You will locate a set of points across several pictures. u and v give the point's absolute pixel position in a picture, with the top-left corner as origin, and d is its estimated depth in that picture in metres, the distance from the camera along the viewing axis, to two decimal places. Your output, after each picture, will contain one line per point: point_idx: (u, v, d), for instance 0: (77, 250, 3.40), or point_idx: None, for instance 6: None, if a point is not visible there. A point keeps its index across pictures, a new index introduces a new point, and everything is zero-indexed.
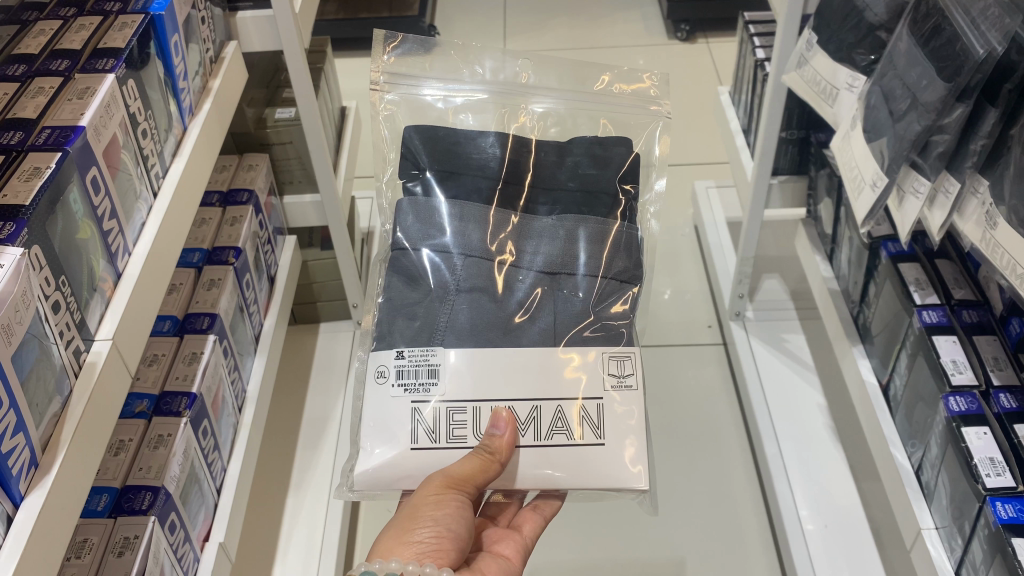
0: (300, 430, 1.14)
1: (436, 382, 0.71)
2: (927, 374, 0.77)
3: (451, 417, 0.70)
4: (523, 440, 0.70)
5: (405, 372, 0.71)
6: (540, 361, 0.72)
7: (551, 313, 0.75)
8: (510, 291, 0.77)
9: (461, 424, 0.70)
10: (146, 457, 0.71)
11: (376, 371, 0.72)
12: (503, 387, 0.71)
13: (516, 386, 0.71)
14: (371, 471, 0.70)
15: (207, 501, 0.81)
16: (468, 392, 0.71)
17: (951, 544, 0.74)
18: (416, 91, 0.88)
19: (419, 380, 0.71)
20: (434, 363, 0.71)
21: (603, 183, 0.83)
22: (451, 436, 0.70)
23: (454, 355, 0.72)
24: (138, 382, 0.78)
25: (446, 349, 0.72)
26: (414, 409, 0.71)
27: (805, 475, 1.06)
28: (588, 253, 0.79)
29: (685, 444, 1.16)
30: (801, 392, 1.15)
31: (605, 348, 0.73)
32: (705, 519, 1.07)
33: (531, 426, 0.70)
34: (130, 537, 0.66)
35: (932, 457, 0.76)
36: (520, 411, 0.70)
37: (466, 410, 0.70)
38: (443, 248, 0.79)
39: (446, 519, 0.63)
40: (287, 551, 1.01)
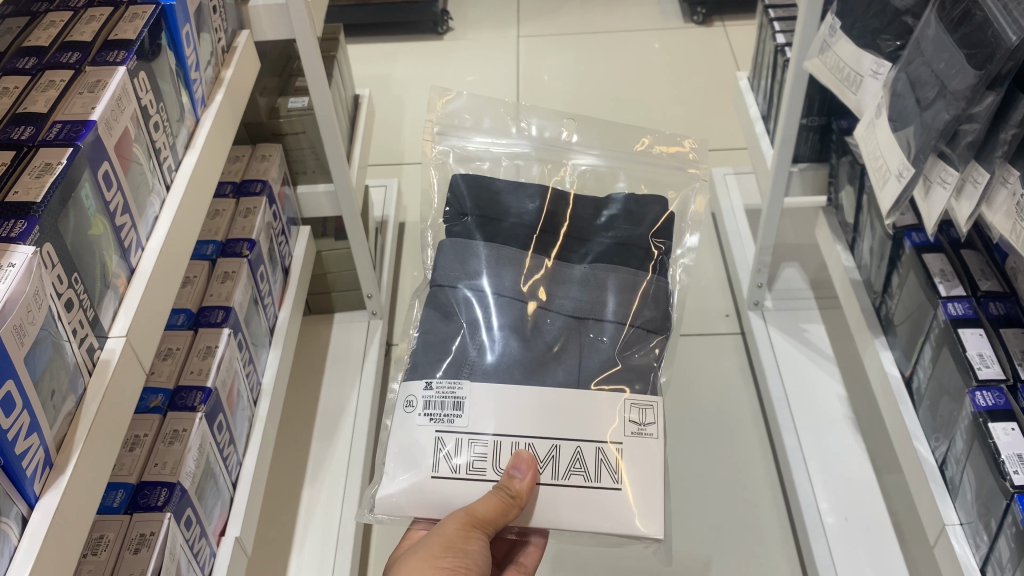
0: (316, 421, 1.14)
1: (460, 414, 0.70)
2: (952, 368, 0.75)
3: (472, 450, 0.69)
4: (541, 478, 0.69)
5: (432, 403, 0.71)
6: (565, 400, 0.71)
7: (577, 355, 0.75)
8: (538, 333, 0.76)
9: (481, 458, 0.69)
10: (161, 452, 0.71)
11: (405, 400, 0.72)
12: (526, 426, 0.70)
13: (538, 424, 0.70)
14: (393, 497, 0.69)
15: (223, 496, 0.80)
16: (490, 426, 0.70)
17: (976, 540, 0.73)
18: (465, 148, 0.90)
19: (444, 412, 0.71)
20: (460, 396, 0.71)
21: (635, 238, 0.83)
22: (470, 467, 0.69)
23: (483, 389, 0.71)
24: (153, 376, 0.77)
25: (473, 384, 0.71)
26: (437, 439, 0.70)
27: (826, 468, 1.05)
28: (616, 301, 0.78)
29: (704, 434, 1.15)
30: (819, 382, 1.14)
31: (628, 395, 0.72)
32: (724, 511, 1.07)
33: (549, 464, 0.69)
34: (146, 533, 0.65)
35: (957, 452, 0.75)
36: (540, 449, 0.69)
37: (486, 443, 0.69)
38: (479, 291, 0.78)
39: (471, 557, 0.62)
40: (303, 544, 1.01)
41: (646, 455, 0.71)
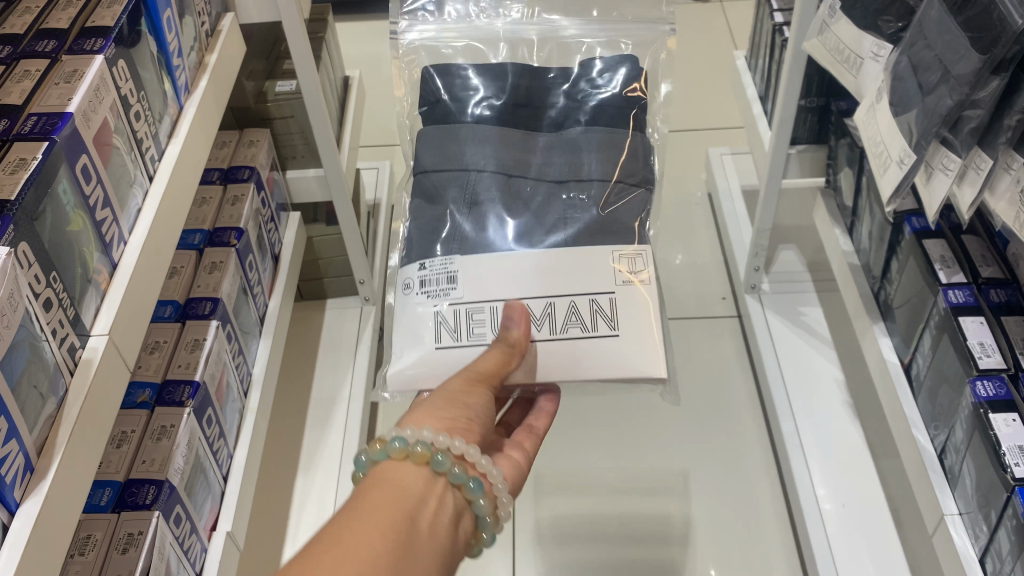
0: (309, 409, 1.13)
1: (455, 287, 0.70)
2: (952, 356, 0.74)
3: (470, 315, 0.69)
4: (538, 336, 0.68)
5: (428, 280, 0.71)
6: (558, 261, 0.70)
7: (562, 213, 0.74)
8: (525, 202, 0.74)
9: (480, 323, 0.69)
10: (149, 449, 0.70)
11: (404, 283, 0.73)
12: (522, 288, 0.69)
13: (531, 287, 0.69)
14: (402, 373, 0.70)
15: (213, 491, 0.79)
16: (486, 294, 0.69)
17: (975, 530, 0.72)
18: (427, 38, 0.84)
19: (440, 287, 0.70)
20: (453, 270, 0.71)
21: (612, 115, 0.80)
22: (472, 333, 0.69)
23: (484, 264, 0.70)
24: (139, 370, 0.76)
25: (464, 257, 0.71)
26: (436, 312, 0.70)
27: (823, 454, 1.04)
28: (598, 161, 0.76)
29: (700, 419, 1.15)
30: (816, 366, 1.13)
31: (614, 248, 0.71)
32: (721, 498, 1.06)
33: (546, 322, 0.69)
34: (134, 533, 0.64)
35: (957, 441, 0.74)
36: (535, 307, 0.69)
37: (483, 309, 0.69)
38: (461, 166, 0.76)
39: (475, 410, 0.61)
40: (297, 534, 1.00)
41: (638, 306, 0.69)
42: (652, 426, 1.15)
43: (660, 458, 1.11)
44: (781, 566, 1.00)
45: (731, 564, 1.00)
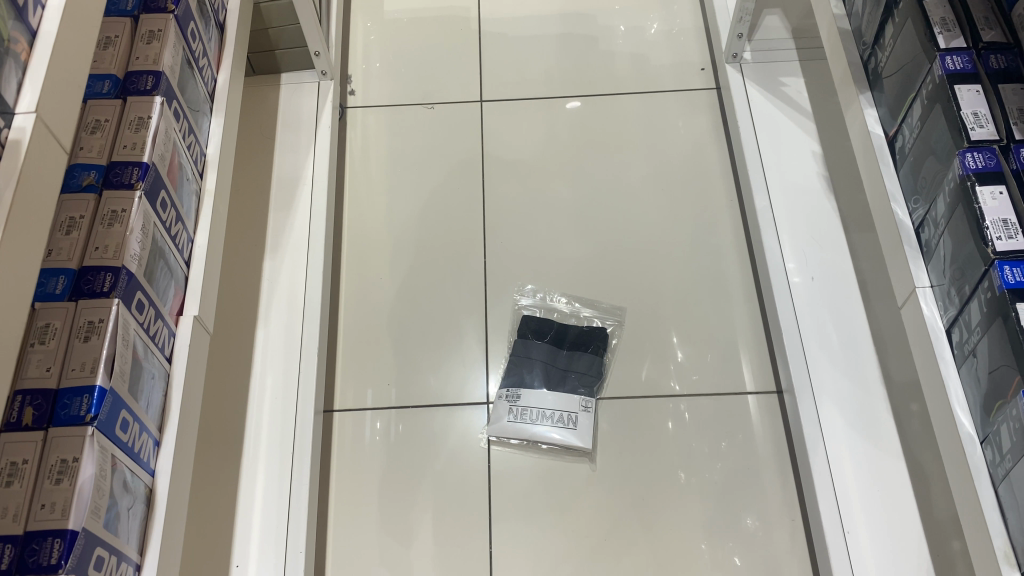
0: (270, 189, 1.09)
1: (511, 408, 0.99)
2: (941, 127, 0.72)
3: (513, 408, 0.99)
4: (507, 418, 0.99)
5: (501, 405, 1.00)
6: (568, 408, 0.99)
7: (576, 424, 0.98)
8: (553, 404, 0.99)
9: (510, 397, 1.00)
10: (101, 235, 0.66)
11: (499, 394, 1.01)
12: (540, 411, 0.99)
13: (557, 409, 0.99)
14: None
15: (176, 275, 0.77)
16: (522, 414, 0.99)
17: (945, 302, 0.73)
18: None
19: (506, 402, 1.00)
20: (515, 397, 1.00)
21: (585, 346, 1.03)
22: (514, 418, 0.99)
23: (551, 399, 0.99)
24: (81, 152, 0.70)
25: (523, 390, 1.00)
26: (499, 403, 1.00)
27: (797, 228, 1.03)
28: (572, 398, 0.99)
29: (675, 195, 1.15)
30: (794, 139, 1.10)
31: (579, 434, 0.97)
32: (692, 274, 1.09)
33: (549, 444, 0.97)
34: (95, 321, 0.62)
35: (937, 215, 0.73)
36: (551, 426, 0.98)
37: (507, 422, 0.98)
38: (515, 397, 1.00)
39: None
40: (269, 317, 0.99)
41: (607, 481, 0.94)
42: (624, 206, 1.14)
43: (630, 236, 1.12)
44: (743, 336, 1.04)
45: (696, 337, 1.04)
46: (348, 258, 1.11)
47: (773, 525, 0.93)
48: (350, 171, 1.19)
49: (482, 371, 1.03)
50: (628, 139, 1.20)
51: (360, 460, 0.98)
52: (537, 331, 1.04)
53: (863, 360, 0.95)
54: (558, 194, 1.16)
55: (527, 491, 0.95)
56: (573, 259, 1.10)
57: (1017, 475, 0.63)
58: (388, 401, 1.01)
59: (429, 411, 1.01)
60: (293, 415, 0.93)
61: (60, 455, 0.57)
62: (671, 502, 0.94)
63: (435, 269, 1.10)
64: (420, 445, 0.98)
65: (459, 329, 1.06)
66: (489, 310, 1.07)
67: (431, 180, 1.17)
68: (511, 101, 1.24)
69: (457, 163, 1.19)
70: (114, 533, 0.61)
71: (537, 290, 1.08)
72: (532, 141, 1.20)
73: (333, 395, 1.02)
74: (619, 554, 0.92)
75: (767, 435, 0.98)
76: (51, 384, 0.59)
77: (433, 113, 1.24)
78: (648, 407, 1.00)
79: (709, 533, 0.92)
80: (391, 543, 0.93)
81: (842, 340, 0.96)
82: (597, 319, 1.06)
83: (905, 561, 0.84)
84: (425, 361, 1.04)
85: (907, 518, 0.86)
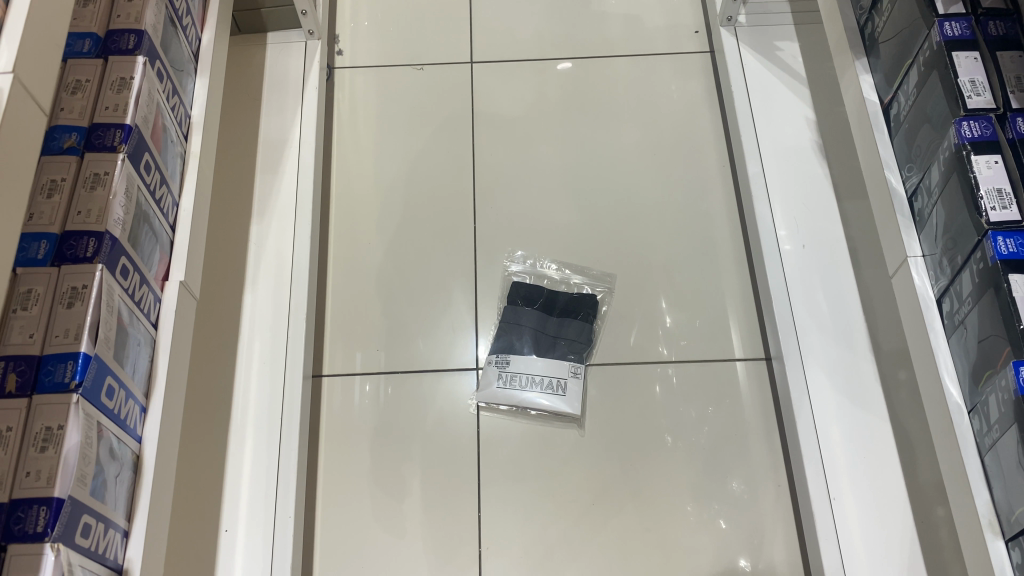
0: (257, 152, 1.07)
1: (500, 374, 0.99)
2: (937, 95, 0.71)
3: (501, 374, 0.99)
4: (495, 384, 0.98)
5: (490, 370, 1.00)
6: (557, 374, 0.99)
7: (564, 389, 0.98)
8: (542, 369, 0.99)
9: (499, 362, 1.00)
10: (84, 199, 0.64)
11: (488, 359, 1.00)
12: (529, 376, 0.99)
13: (546, 375, 0.98)
14: None
15: (162, 240, 0.75)
16: (510, 380, 0.98)
17: (937, 272, 0.72)
18: None
19: (495, 367, 1.00)
20: (504, 362, 1.00)
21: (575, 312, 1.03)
22: (503, 383, 0.98)
23: (540, 365, 0.99)
24: (62, 113, 0.67)
25: (513, 356, 1.00)
26: (488, 368, 1.00)
27: (789, 194, 1.03)
28: (561, 364, 0.99)
29: (667, 160, 1.14)
30: (788, 104, 1.09)
31: (567, 401, 0.97)
32: (683, 240, 1.08)
33: (537, 410, 0.98)
34: (78, 287, 0.61)
35: (930, 184, 0.73)
36: (539, 393, 0.97)
37: (495, 388, 0.98)
38: (504, 363, 1.00)
39: None
40: (256, 281, 0.98)
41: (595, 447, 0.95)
42: (616, 171, 1.13)
43: (622, 202, 1.11)
44: (732, 303, 1.04)
45: (686, 303, 1.04)
46: (336, 222, 1.10)
47: (759, 490, 0.93)
48: (337, 132, 1.17)
49: (471, 337, 1.03)
50: (620, 103, 1.18)
51: (349, 425, 0.97)
52: (526, 298, 1.04)
53: (852, 327, 0.95)
54: (549, 158, 1.14)
55: (516, 456, 0.96)
56: (564, 225, 1.09)
57: (1003, 445, 0.63)
58: (377, 366, 1.01)
59: (418, 376, 1.00)
60: (281, 380, 0.92)
61: (45, 423, 0.57)
62: (659, 467, 0.95)
63: (425, 233, 1.09)
64: (409, 410, 0.98)
65: (448, 293, 1.05)
66: (479, 275, 1.06)
67: (420, 143, 1.16)
68: (502, 62, 1.22)
69: (446, 125, 1.17)
70: (100, 500, 0.61)
71: (527, 257, 1.07)
72: (523, 104, 1.19)
73: (322, 360, 1.01)
74: (606, 519, 0.92)
75: (755, 401, 0.98)
76: (34, 351, 0.59)
77: (422, 74, 1.22)
78: (637, 374, 1.00)
79: (696, 498, 0.93)
80: (380, 507, 0.93)
81: (831, 308, 0.96)
82: (587, 286, 1.05)
83: (889, 527, 0.84)
84: (414, 326, 1.03)
85: (892, 484, 0.87)
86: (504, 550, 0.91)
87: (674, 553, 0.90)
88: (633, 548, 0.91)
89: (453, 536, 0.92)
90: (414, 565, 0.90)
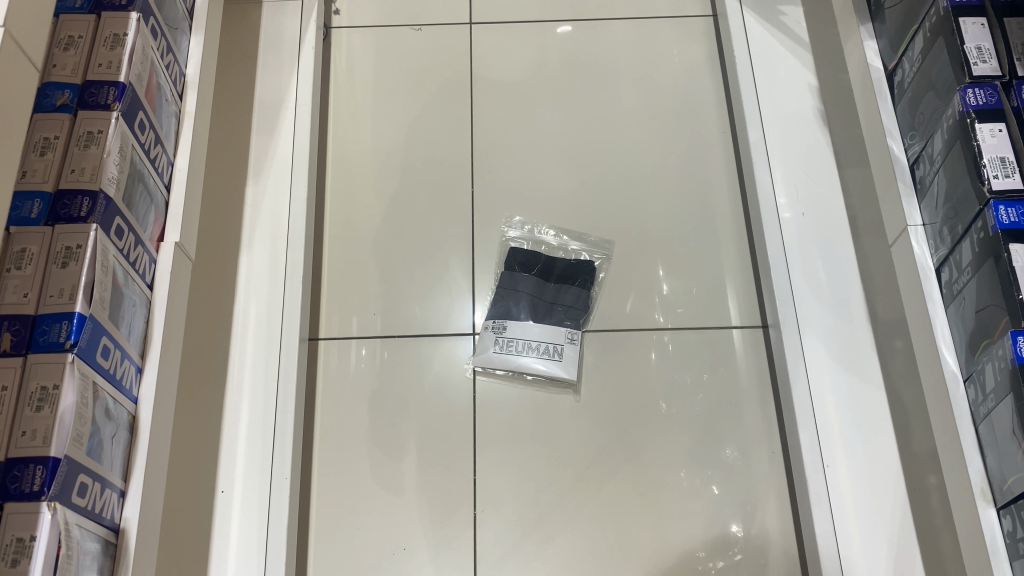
0: (252, 113, 1.06)
1: (497, 339, 0.99)
2: (943, 62, 0.70)
3: (498, 339, 0.99)
4: (492, 349, 0.98)
5: (487, 335, 0.99)
6: (554, 340, 0.98)
7: (561, 355, 0.98)
8: (538, 335, 0.99)
9: (496, 327, 0.99)
10: (77, 157, 0.64)
11: (485, 324, 1.00)
12: (526, 342, 0.99)
13: (543, 340, 0.98)
14: None
15: (157, 201, 0.75)
16: (507, 346, 0.98)
17: (937, 241, 0.72)
18: None
19: (492, 332, 0.99)
20: (501, 327, 0.99)
21: (573, 279, 1.02)
22: (499, 349, 0.98)
23: (537, 330, 0.99)
24: (54, 69, 0.66)
25: (510, 321, 1.00)
26: (485, 333, 1.00)
27: (790, 162, 1.02)
28: (557, 330, 0.99)
29: (667, 127, 1.13)
30: (791, 70, 1.07)
31: (564, 367, 0.97)
32: (682, 207, 1.07)
33: (534, 376, 0.98)
34: (72, 247, 0.61)
35: (933, 152, 0.72)
36: (535, 360, 0.97)
37: (492, 354, 0.98)
38: (501, 328, 0.99)
39: None
40: (252, 243, 0.98)
41: None
42: (615, 136, 1.12)
43: (621, 168, 1.10)
44: (730, 271, 1.03)
45: (683, 271, 1.04)
46: (332, 186, 1.09)
47: (754, 457, 0.94)
48: (334, 95, 1.16)
49: (468, 302, 1.02)
50: (621, 68, 1.17)
51: (344, 387, 0.98)
52: (524, 264, 1.03)
53: (850, 296, 0.94)
54: (548, 123, 1.13)
55: (511, 421, 0.96)
56: (562, 190, 1.09)
57: (998, 414, 0.63)
58: (373, 330, 1.01)
59: (414, 341, 1.00)
60: (277, 342, 0.92)
61: (40, 382, 0.57)
62: (654, 433, 0.95)
63: (422, 197, 1.08)
64: (405, 375, 0.98)
65: (445, 259, 1.05)
66: (476, 241, 1.06)
67: (417, 106, 1.15)
68: (501, 24, 1.21)
69: (445, 88, 1.16)
70: (97, 460, 0.61)
71: (525, 222, 1.07)
72: (522, 67, 1.17)
73: (319, 323, 1.01)
74: (600, 484, 0.93)
75: (751, 369, 0.98)
76: (29, 311, 0.58)
77: (420, 36, 1.20)
78: (634, 340, 1.00)
79: (689, 464, 0.94)
80: (376, 471, 0.94)
81: (830, 277, 0.95)
82: (585, 252, 1.05)
83: (882, 494, 0.85)
84: (410, 290, 1.03)
85: (886, 451, 0.87)
86: (499, 513, 0.92)
87: (667, 517, 0.91)
88: (626, 513, 0.92)
89: (448, 500, 0.92)
90: (409, 528, 0.91)
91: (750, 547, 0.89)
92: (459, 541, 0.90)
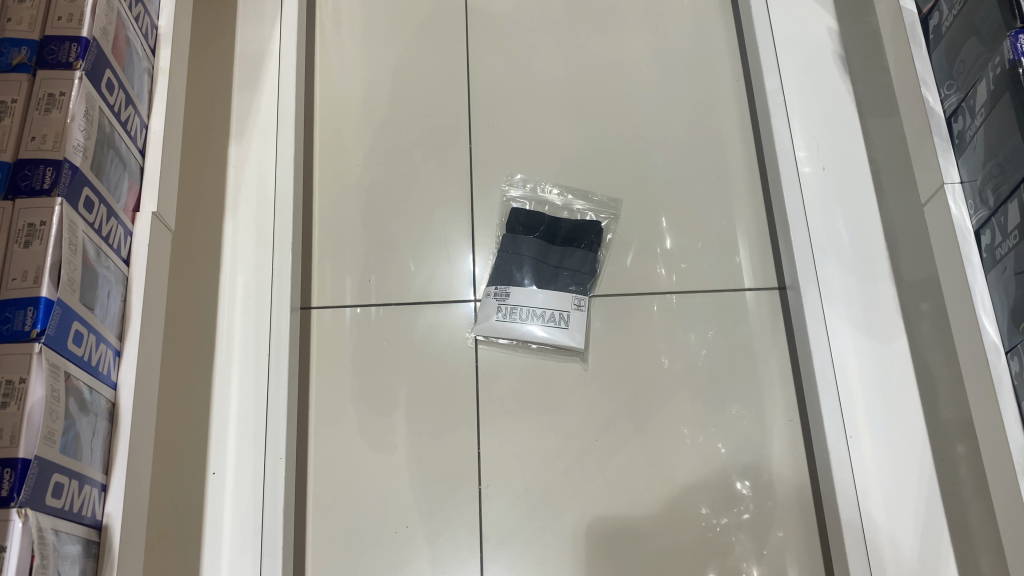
0: (233, 65, 0.99)
1: (499, 308, 0.93)
2: (989, 4, 0.64)
3: (500, 308, 0.93)
4: (495, 318, 0.93)
5: (489, 304, 0.94)
6: (560, 307, 0.93)
7: (568, 324, 0.92)
8: (543, 303, 0.93)
9: (499, 294, 0.94)
10: (38, 123, 0.58)
11: (487, 291, 0.94)
12: (530, 309, 0.93)
13: (548, 308, 0.93)
14: None
15: (130, 166, 0.69)
16: (509, 315, 0.93)
17: (978, 200, 0.67)
18: None
19: (494, 300, 0.93)
20: (504, 294, 0.94)
21: (578, 240, 0.97)
22: (502, 318, 0.93)
23: (543, 297, 0.93)
24: (9, 24, 0.60)
25: (513, 288, 0.94)
26: (487, 301, 0.94)
27: (807, 112, 0.96)
28: (563, 296, 0.93)
29: (675, 75, 1.06)
30: (809, 11, 1.00)
31: (571, 337, 0.92)
32: (693, 161, 1.01)
33: (539, 346, 0.93)
34: (36, 224, 0.55)
35: (976, 103, 0.66)
36: (540, 330, 0.92)
37: (494, 324, 0.93)
38: (504, 295, 0.93)
39: None
40: (238, 207, 0.91)
41: None
42: (620, 86, 1.05)
43: (628, 120, 1.04)
44: (744, 229, 0.98)
45: (695, 229, 0.98)
46: (320, 144, 1.03)
47: (768, 423, 0.90)
48: (320, 46, 1.08)
49: (468, 267, 0.97)
50: (626, 11, 1.10)
51: (340, 359, 0.93)
52: (526, 225, 0.97)
53: (872, 256, 0.89)
54: (549, 71, 1.06)
55: (516, 391, 0.91)
56: (565, 144, 1.02)
57: None
58: (367, 298, 0.95)
59: (412, 309, 0.95)
60: (267, 313, 0.87)
61: (5, 375, 0.52)
62: (665, 400, 0.91)
63: (416, 154, 1.02)
64: (404, 344, 0.93)
65: (442, 220, 0.99)
66: (474, 200, 1.00)
67: (409, 55, 1.07)
68: None
69: (439, 37, 1.08)
70: (73, 457, 0.56)
71: (527, 180, 1.01)
72: (521, 11, 1.10)
73: (311, 290, 0.96)
74: (610, 456, 0.89)
75: (765, 331, 0.93)
76: None
77: None
78: (644, 305, 0.95)
79: (703, 434, 0.89)
80: (375, 446, 0.89)
81: (851, 236, 0.90)
82: (590, 212, 0.99)
83: (905, 465, 0.81)
84: (406, 255, 0.97)
85: (910, 419, 0.83)
86: (504, 488, 0.87)
87: (680, 490, 0.87)
88: (638, 486, 0.88)
89: (451, 475, 0.88)
90: (412, 505, 0.87)
91: (765, 519, 0.86)
92: (463, 518, 0.87)
